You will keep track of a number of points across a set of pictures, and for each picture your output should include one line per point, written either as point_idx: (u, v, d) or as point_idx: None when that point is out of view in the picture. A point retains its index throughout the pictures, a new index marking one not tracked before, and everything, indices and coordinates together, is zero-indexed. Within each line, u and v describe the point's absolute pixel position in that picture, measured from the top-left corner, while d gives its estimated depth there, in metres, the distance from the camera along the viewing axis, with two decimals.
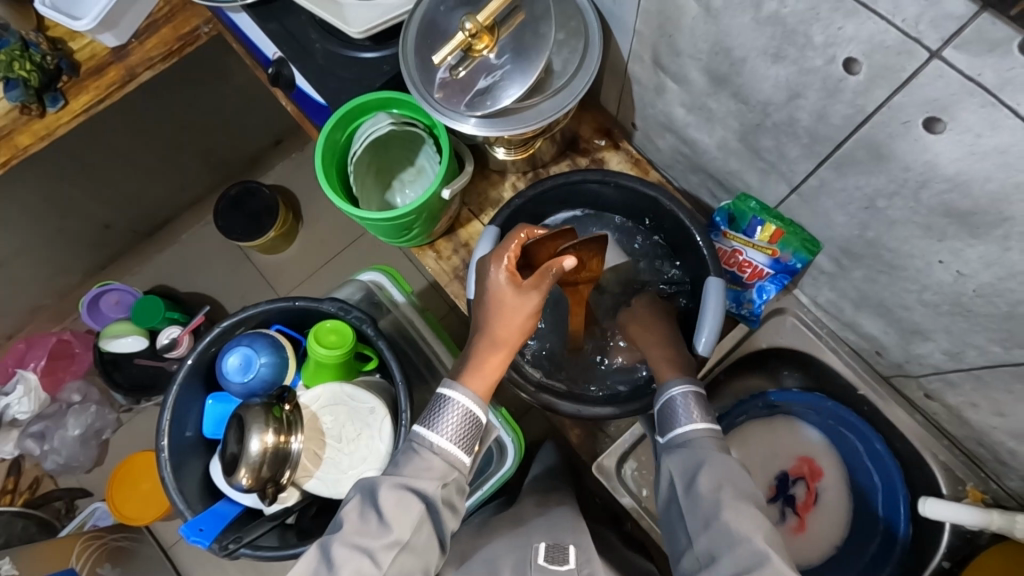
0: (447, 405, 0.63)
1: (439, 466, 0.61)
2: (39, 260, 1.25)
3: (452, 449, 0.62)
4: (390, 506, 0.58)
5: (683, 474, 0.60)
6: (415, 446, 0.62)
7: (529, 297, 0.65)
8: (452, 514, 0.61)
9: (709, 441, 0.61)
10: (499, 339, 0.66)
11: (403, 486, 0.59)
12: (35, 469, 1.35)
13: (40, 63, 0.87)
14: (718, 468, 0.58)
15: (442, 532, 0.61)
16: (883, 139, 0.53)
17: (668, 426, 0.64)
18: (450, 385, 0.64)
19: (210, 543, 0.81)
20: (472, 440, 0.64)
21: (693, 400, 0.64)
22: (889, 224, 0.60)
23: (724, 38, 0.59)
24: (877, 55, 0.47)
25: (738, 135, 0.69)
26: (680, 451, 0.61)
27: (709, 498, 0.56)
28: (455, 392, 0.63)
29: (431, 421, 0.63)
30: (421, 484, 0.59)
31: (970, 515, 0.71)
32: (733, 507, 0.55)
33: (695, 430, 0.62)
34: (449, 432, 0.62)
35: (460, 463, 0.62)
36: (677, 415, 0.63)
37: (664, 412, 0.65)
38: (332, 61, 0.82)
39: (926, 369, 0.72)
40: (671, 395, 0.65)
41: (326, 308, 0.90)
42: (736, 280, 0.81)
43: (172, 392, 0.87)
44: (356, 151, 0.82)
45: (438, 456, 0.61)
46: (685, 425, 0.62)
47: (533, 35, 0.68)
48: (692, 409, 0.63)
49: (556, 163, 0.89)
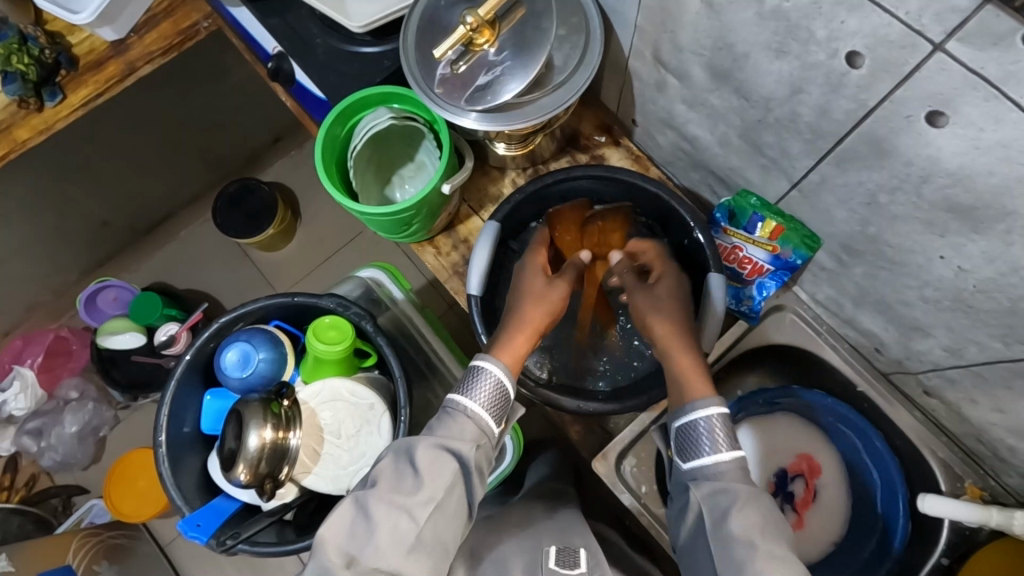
0: (481, 374, 0.64)
1: (472, 429, 0.61)
2: (37, 256, 1.25)
3: (484, 415, 0.63)
4: (425, 464, 0.57)
5: (711, 511, 0.54)
6: (448, 411, 0.63)
7: (556, 288, 0.74)
8: (480, 481, 0.61)
9: (736, 475, 0.56)
10: (528, 325, 0.70)
11: (439, 444, 0.59)
12: (32, 467, 1.34)
13: (38, 56, 0.88)
14: (751, 508, 0.53)
15: (471, 498, 0.60)
16: (885, 134, 0.53)
17: (691, 454, 0.59)
18: (484, 355, 0.66)
19: (208, 539, 0.80)
20: (502, 412, 0.65)
21: (720, 426, 0.59)
22: (889, 219, 0.60)
23: (726, 33, 0.59)
24: (880, 49, 0.47)
25: (739, 132, 0.69)
26: (706, 486, 0.56)
27: (746, 541, 0.50)
28: (489, 362, 0.65)
29: (464, 389, 0.64)
30: (457, 445, 0.59)
31: (967, 511, 0.71)
32: (770, 560, 0.49)
33: (722, 463, 0.57)
34: (482, 398, 0.63)
35: (490, 430, 0.63)
36: (703, 444, 0.58)
37: (687, 438, 0.59)
38: (333, 56, 0.82)
39: (925, 366, 0.72)
40: (695, 419, 0.60)
41: (324, 304, 0.90)
42: (737, 276, 0.82)
43: (170, 387, 0.87)
44: (356, 145, 0.82)
45: (471, 421, 0.62)
46: (709, 456, 0.57)
47: (535, 31, 0.68)
48: (717, 436, 0.58)
49: (556, 160, 0.89)
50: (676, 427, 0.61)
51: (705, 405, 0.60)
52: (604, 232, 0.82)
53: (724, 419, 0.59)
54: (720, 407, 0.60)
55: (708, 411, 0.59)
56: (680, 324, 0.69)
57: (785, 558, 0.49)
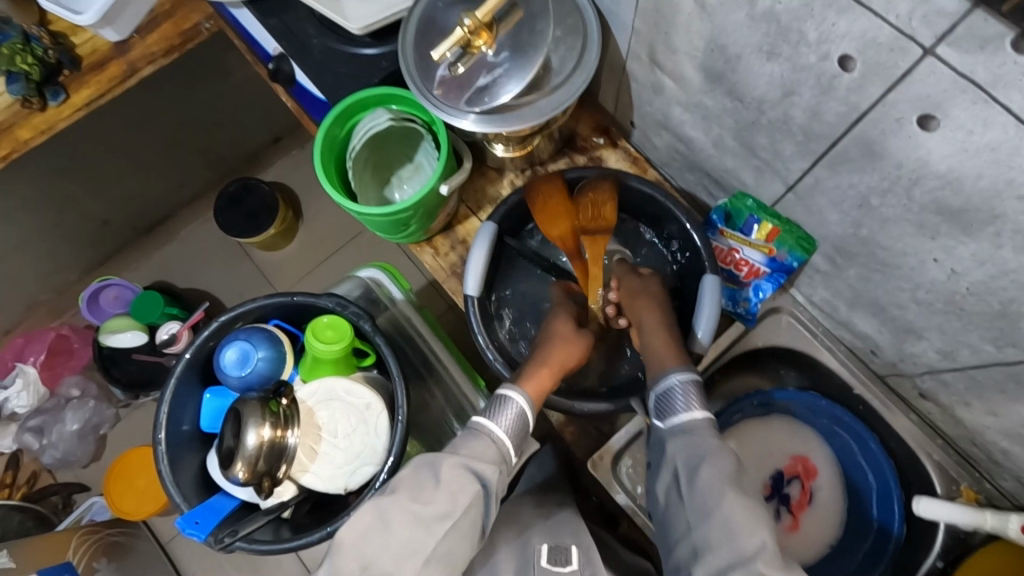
0: (507, 403, 0.66)
1: (494, 453, 0.63)
2: (39, 255, 1.25)
3: (506, 441, 0.64)
4: (450, 480, 0.58)
5: (685, 465, 0.60)
6: (473, 432, 0.64)
7: (581, 335, 0.77)
8: (495, 504, 0.62)
9: (707, 431, 0.62)
10: (551, 363, 0.72)
11: (464, 464, 0.60)
12: (33, 464, 1.35)
13: (41, 56, 0.88)
14: (722, 460, 0.58)
15: (484, 520, 0.61)
16: (876, 136, 0.53)
17: (667, 415, 0.65)
18: (510, 385, 0.68)
19: (206, 536, 0.81)
20: (521, 441, 0.66)
21: (694, 390, 0.65)
22: (882, 221, 0.60)
23: (719, 35, 0.59)
24: (870, 52, 0.47)
25: (733, 133, 0.69)
26: (681, 440, 0.62)
27: (715, 488, 0.56)
28: (515, 393, 0.66)
29: (490, 413, 0.65)
30: (481, 466, 0.60)
31: (960, 514, 0.72)
32: (734, 503, 0.55)
33: (693, 419, 0.63)
34: (506, 425, 0.65)
35: (509, 458, 0.64)
36: (677, 402, 0.64)
37: (663, 399, 0.66)
38: (332, 57, 0.82)
39: (919, 368, 0.72)
40: (671, 383, 0.66)
41: (323, 303, 0.90)
42: (732, 278, 0.82)
43: (169, 385, 0.88)
44: (355, 146, 0.83)
45: (494, 444, 0.63)
46: (684, 413, 0.64)
47: (531, 33, 0.69)
48: (690, 396, 0.64)
49: (554, 161, 0.90)
50: (654, 391, 0.67)
51: (678, 372, 0.66)
52: (597, 205, 0.79)
53: (697, 384, 0.66)
54: (691, 374, 0.66)
55: (679, 377, 0.65)
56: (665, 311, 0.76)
57: (751, 504, 0.55)
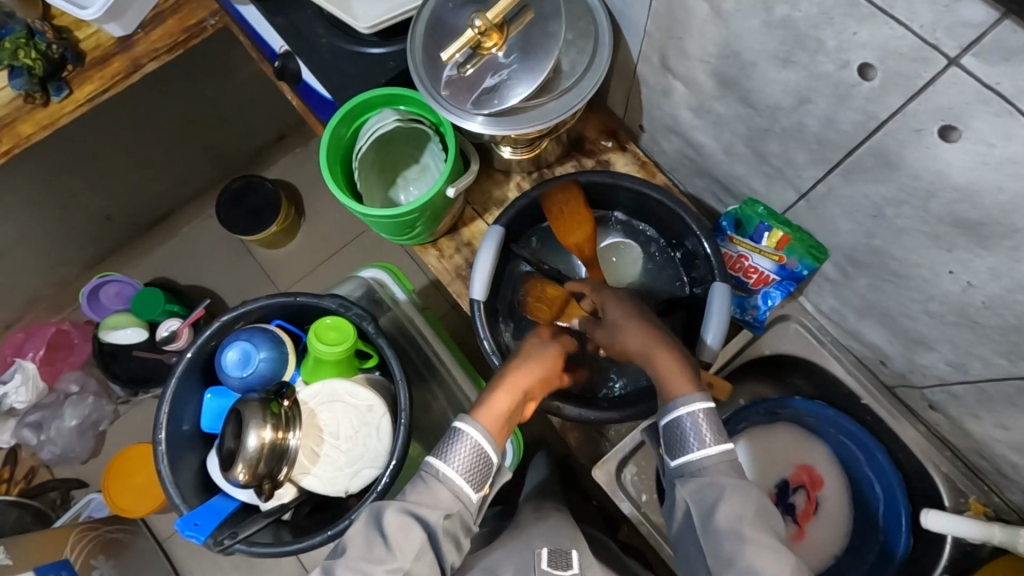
0: (458, 440, 0.60)
1: (444, 496, 0.59)
2: (39, 250, 1.25)
3: (459, 481, 0.59)
4: (393, 531, 0.57)
5: (699, 505, 0.56)
6: (422, 475, 0.60)
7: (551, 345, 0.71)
8: (457, 543, 0.59)
9: (723, 468, 0.57)
10: (513, 385, 0.65)
11: (408, 512, 0.57)
12: (31, 460, 1.34)
13: (45, 51, 0.87)
14: (737, 500, 0.55)
15: (443, 563, 0.59)
16: (894, 147, 0.52)
17: (678, 451, 0.59)
18: (465, 418, 0.61)
19: (206, 539, 0.80)
20: (482, 475, 0.61)
21: (705, 422, 0.58)
22: (896, 232, 0.59)
23: (733, 41, 0.58)
24: (891, 61, 0.46)
25: (745, 140, 0.68)
26: (693, 481, 0.57)
27: (734, 533, 0.53)
28: (469, 427, 0.60)
29: (440, 451, 0.60)
30: (424, 513, 0.57)
31: (968, 528, 0.70)
32: (756, 547, 0.52)
33: (708, 458, 0.57)
34: (458, 463, 0.60)
35: (466, 497, 0.59)
36: (689, 440, 0.58)
37: (673, 436, 0.59)
38: (338, 57, 0.81)
39: (930, 380, 0.71)
40: (680, 416, 0.59)
41: (326, 304, 0.89)
42: (741, 285, 0.81)
43: (170, 385, 0.87)
44: (361, 146, 0.82)
45: (444, 486, 0.59)
46: (696, 451, 0.58)
47: (542, 35, 0.68)
48: (702, 432, 0.58)
49: (562, 163, 0.88)
50: (662, 427, 0.61)
51: (687, 401, 0.59)
52: (569, 228, 0.79)
53: (710, 414, 0.59)
54: (706, 402, 0.59)
55: (691, 408, 0.59)
56: (652, 324, 0.66)
57: (771, 546, 0.52)
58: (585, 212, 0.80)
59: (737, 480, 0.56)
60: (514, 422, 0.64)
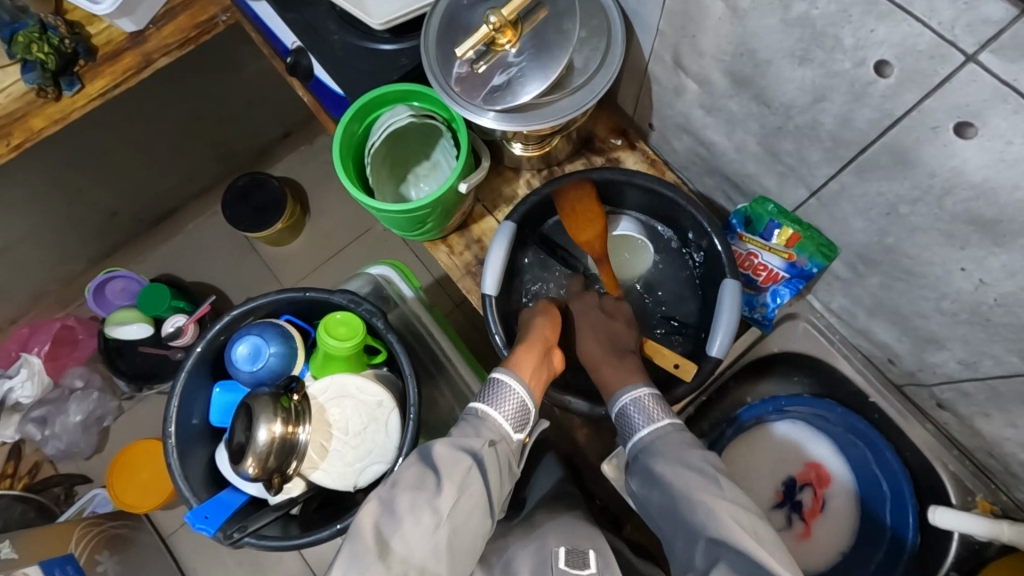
0: (499, 386, 0.67)
1: (489, 430, 0.64)
2: (46, 245, 1.25)
3: (501, 417, 0.66)
4: (443, 461, 0.59)
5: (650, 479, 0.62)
6: (467, 418, 0.66)
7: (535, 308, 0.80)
8: (499, 477, 0.62)
9: (666, 440, 0.64)
10: (535, 339, 0.73)
11: (455, 445, 0.61)
12: (35, 455, 1.34)
13: (58, 45, 0.87)
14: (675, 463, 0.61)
15: (490, 495, 0.61)
16: (909, 144, 0.52)
17: (629, 434, 0.67)
18: (503, 372, 0.68)
19: (215, 532, 0.80)
20: (521, 419, 0.67)
21: (648, 403, 0.67)
22: (910, 230, 0.59)
23: (749, 39, 0.58)
24: (909, 59, 0.47)
25: (758, 138, 0.69)
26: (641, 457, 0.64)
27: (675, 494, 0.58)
28: (507, 377, 0.67)
29: (483, 398, 0.67)
30: (470, 443, 0.62)
31: (976, 525, 0.71)
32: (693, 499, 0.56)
33: (653, 430, 0.65)
34: (500, 404, 0.66)
35: (506, 432, 0.66)
36: (635, 419, 0.67)
37: (622, 422, 0.68)
38: (351, 53, 0.82)
39: (939, 378, 0.71)
40: (625, 403, 0.68)
41: (335, 300, 0.90)
42: (751, 283, 0.82)
43: (180, 378, 0.87)
44: (374, 142, 0.82)
45: (489, 422, 0.65)
46: (642, 429, 0.66)
47: (556, 32, 0.68)
48: (644, 410, 0.67)
49: (572, 161, 0.89)
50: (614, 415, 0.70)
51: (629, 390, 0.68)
52: (581, 224, 0.80)
53: (653, 397, 0.68)
54: (650, 390, 0.68)
55: (633, 395, 0.68)
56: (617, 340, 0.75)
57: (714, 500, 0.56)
58: (596, 211, 0.80)
59: (680, 447, 0.63)
60: (546, 373, 0.72)
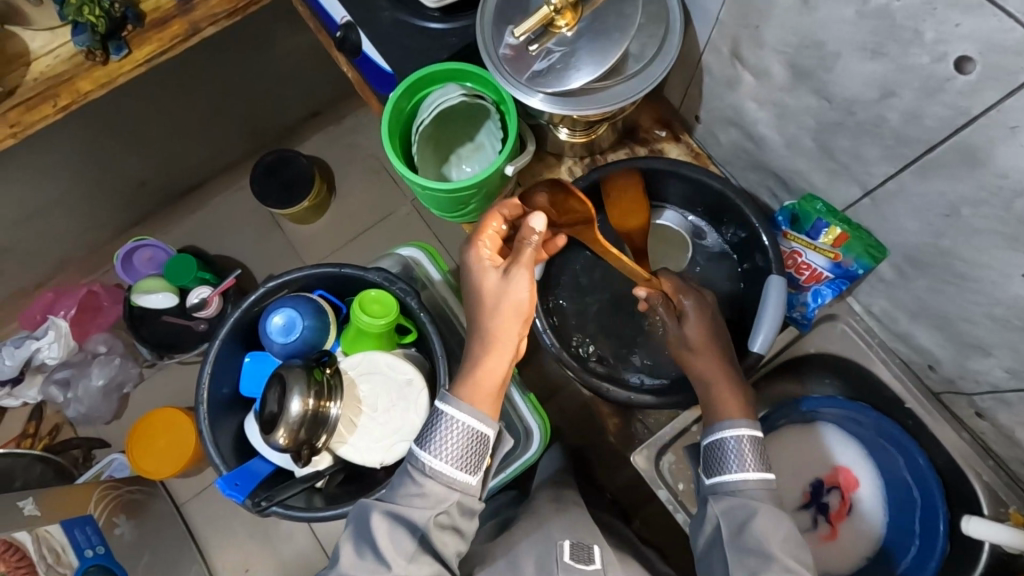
0: (445, 423, 0.60)
1: (434, 492, 0.60)
2: (77, 210, 1.26)
3: (449, 472, 0.60)
4: (382, 538, 0.59)
5: (730, 521, 0.61)
6: (411, 470, 0.61)
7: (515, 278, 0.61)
8: (456, 532, 0.61)
9: (761, 493, 0.61)
10: (502, 344, 0.62)
11: (394, 517, 0.59)
12: (56, 417, 1.36)
13: (108, 9, 0.88)
14: (768, 519, 0.59)
15: (445, 557, 0.60)
16: (982, 144, 0.52)
17: (715, 470, 0.64)
18: (449, 403, 0.61)
19: (245, 499, 0.82)
20: (477, 457, 0.61)
21: (749, 448, 0.63)
22: (967, 232, 0.59)
23: (817, 30, 0.58)
24: (992, 54, 0.46)
25: (813, 134, 0.68)
26: (726, 499, 0.62)
27: (760, 551, 0.57)
28: (451, 412, 0.60)
29: (428, 444, 0.61)
30: (412, 514, 0.59)
31: (1008, 535, 0.69)
32: (783, 570, 0.56)
33: (747, 481, 0.62)
34: (447, 455, 0.60)
35: (461, 484, 0.60)
36: (730, 461, 0.63)
37: (714, 455, 0.65)
38: (401, 29, 0.81)
39: (981, 387, 0.71)
40: (725, 438, 0.64)
41: (371, 277, 0.90)
42: (792, 282, 0.82)
43: (215, 346, 0.88)
44: (422, 120, 0.82)
45: (435, 481, 0.60)
46: (737, 474, 0.63)
47: (617, 17, 0.68)
48: (745, 456, 0.63)
49: (614, 151, 0.88)
50: (705, 444, 0.66)
51: (734, 423, 0.64)
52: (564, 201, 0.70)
53: (754, 442, 0.64)
54: (752, 429, 0.64)
55: (738, 432, 0.64)
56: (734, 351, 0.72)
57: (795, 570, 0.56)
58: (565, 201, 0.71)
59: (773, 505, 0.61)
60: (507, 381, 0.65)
